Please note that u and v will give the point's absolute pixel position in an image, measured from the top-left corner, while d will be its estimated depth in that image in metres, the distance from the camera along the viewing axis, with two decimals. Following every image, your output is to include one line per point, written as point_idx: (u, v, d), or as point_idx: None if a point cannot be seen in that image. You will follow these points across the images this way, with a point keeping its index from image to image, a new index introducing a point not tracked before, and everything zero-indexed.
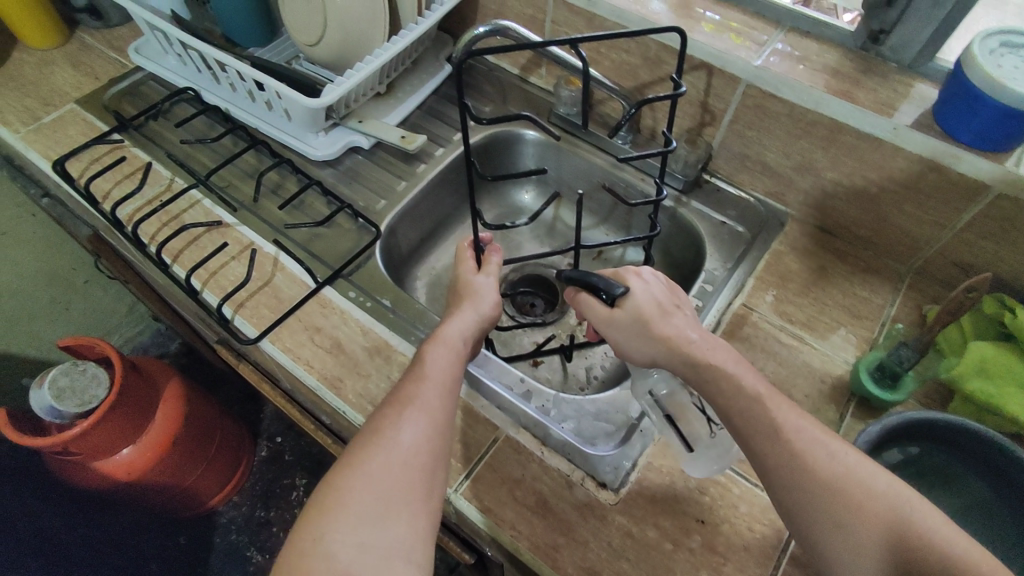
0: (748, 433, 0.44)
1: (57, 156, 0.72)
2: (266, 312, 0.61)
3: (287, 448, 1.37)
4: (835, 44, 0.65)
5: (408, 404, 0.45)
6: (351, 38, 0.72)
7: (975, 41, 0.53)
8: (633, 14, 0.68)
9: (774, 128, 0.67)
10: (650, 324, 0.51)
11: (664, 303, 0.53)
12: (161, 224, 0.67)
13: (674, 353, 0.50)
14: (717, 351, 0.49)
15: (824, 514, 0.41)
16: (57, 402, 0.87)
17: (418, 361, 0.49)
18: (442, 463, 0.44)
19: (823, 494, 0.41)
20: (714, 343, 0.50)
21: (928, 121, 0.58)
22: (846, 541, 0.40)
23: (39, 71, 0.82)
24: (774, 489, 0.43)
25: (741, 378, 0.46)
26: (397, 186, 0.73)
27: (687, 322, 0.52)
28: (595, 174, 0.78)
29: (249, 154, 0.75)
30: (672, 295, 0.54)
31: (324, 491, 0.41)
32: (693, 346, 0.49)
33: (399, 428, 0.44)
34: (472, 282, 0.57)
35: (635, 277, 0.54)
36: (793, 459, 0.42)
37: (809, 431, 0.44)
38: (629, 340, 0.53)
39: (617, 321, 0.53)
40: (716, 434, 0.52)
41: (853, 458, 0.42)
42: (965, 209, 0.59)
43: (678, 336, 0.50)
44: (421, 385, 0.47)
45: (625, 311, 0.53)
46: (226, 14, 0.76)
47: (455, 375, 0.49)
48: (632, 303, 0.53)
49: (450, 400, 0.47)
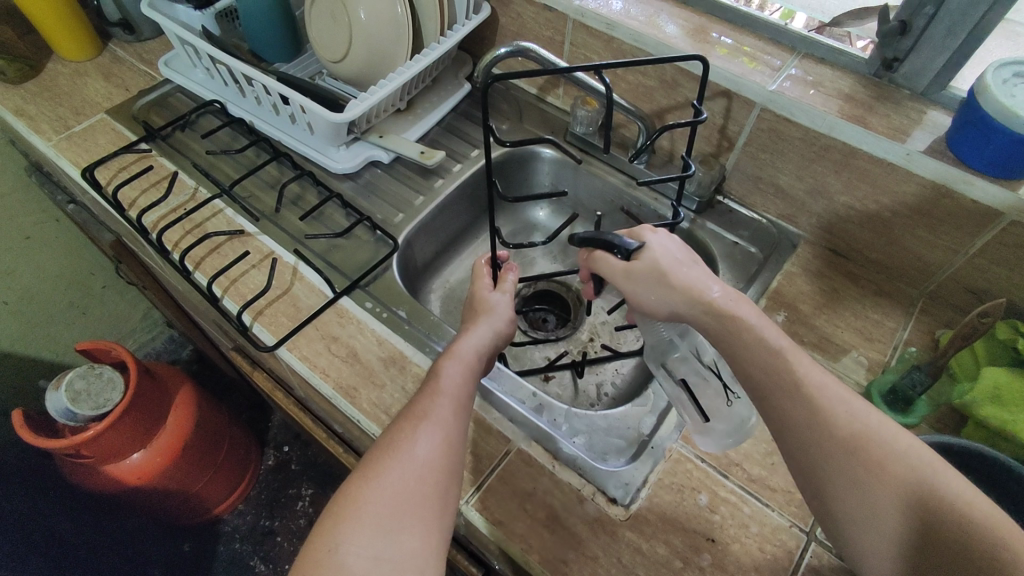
0: (770, 390, 0.44)
1: (86, 164, 0.74)
2: (284, 321, 0.63)
3: (294, 457, 1.38)
4: (849, 70, 0.67)
5: (423, 418, 0.46)
6: (374, 56, 0.74)
7: (989, 70, 0.54)
8: (650, 38, 0.69)
9: (788, 151, 0.68)
10: (669, 275, 0.51)
11: (681, 257, 0.53)
12: (185, 232, 0.69)
13: (693, 304, 0.50)
14: (739, 305, 0.48)
15: (839, 473, 0.41)
16: (73, 405, 0.88)
17: (434, 375, 0.50)
18: (455, 477, 0.45)
19: (840, 451, 0.41)
20: (733, 293, 0.49)
21: (941, 147, 0.59)
22: (863, 501, 0.40)
23: (71, 81, 0.84)
24: (792, 446, 0.43)
25: (764, 332, 0.47)
26: (415, 200, 0.75)
27: (704, 274, 0.51)
28: (610, 193, 0.79)
29: (271, 166, 0.77)
30: (687, 249, 0.54)
31: (340, 502, 0.42)
32: (711, 298, 0.49)
33: (414, 441, 0.44)
34: (487, 298, 0.57)
35: (651, 231, 0.54)
36: (811, 415, 0.42)
37: (831, 387, 0.43)
38: (649, 292, 0.52)
39: (636, 274, 0.53)
40: (731, 403, 0.55)
41: (871, 417, 0.42)
42: (979, 235, 0.59)
43: (695, 286, 0.50)
44: (437, 399, 0.47)
45: (643, 264, 0.52)
46: (254, 32, 0.79)
47: (469, 390, 0.49)
48: (650, 253, 0.53)
49: (463, 415, 0.48)
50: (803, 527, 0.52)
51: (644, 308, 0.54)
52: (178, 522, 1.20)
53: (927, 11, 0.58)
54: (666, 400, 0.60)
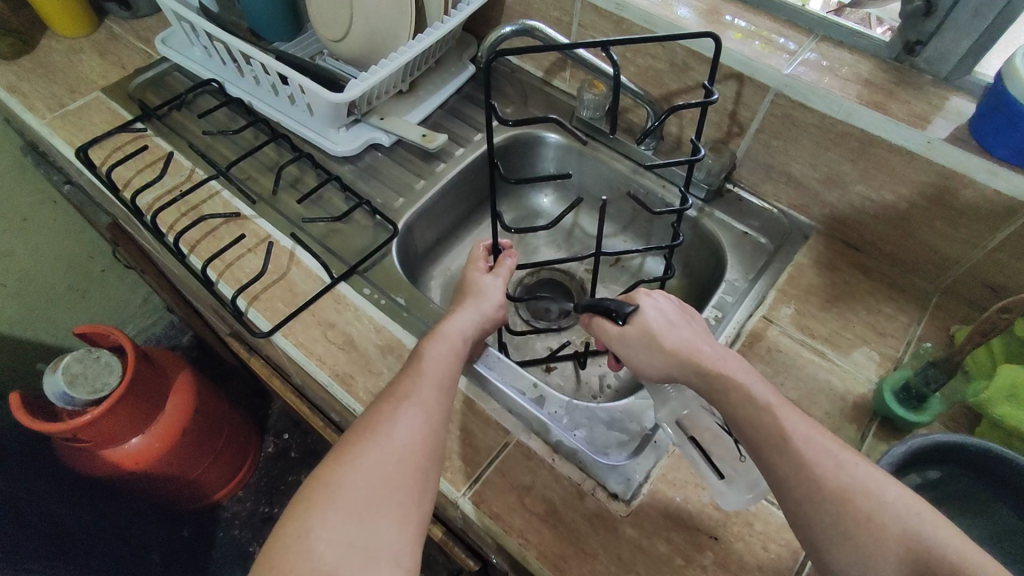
0: (759, 441, 0.42)
1: (81, 143, 0.73)
2: (280, 306, 0.61)
3: (293, 445, 1.37)
4: (869, 54, 0.64)
5: (403, 400, 0.45)
6: (376, 34, 0.71)
7: (1018, 54, 0.51)
8: (661, 19, 0.67)
9: (802, 138, 0.65)
10: (659, 339, 0.50)
11: (674, 320, 0.51)
12: (180, 214, 0.67)
13: (684, 366, 0.48)
14: (729, 361, 0.47)
15: (835, 534, 0.39)
16: (69, 389, 0.87)
17: (417, 356, 0.48)
18: (435, 463, 0.43)
19: (840, 514, 0.39)
20: (723, 352, 0.48)
21: (963, 135, 0.56)
22: (861, 566, 0.38)
23: (67, 59, 0.82)
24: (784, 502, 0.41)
25: (750, 387, 0.45)
26: (416, 185, 0.73)
27: (697, 335, 0.50)
28: (616, 180, 0.77)
29: (269, 147, 0.75)
30: (682, 314, 0.52)
31: (313, 485, 0.40)
32: (702, 356, 0.48)
33: (393, 424, 0.43)
34: (478, 281, 0.56)
35: (646, 294, 0.53)
36: (800, 472, 0.40)
37: (818, 439, 0.41)
38: (641, 357, 0.51)
39: (629, 340, 0.52)
40: (744, 462, 0.50)
41: (864, 472, 0.40)
42: (1000, 227, 0.57)
43: (684, 347, 0.49)
44: (418, 381, 0.46)
45: (635, 327, 0.51)
46: (252, 9, 0.76)
47: (453, 372, 0.48)
48: (642, 319, 0.51)
49: (446, 399, 0.46)
50: None
51: (640, 375, 0.52)
52: (175, 507, 1.19)
53: None
54: None
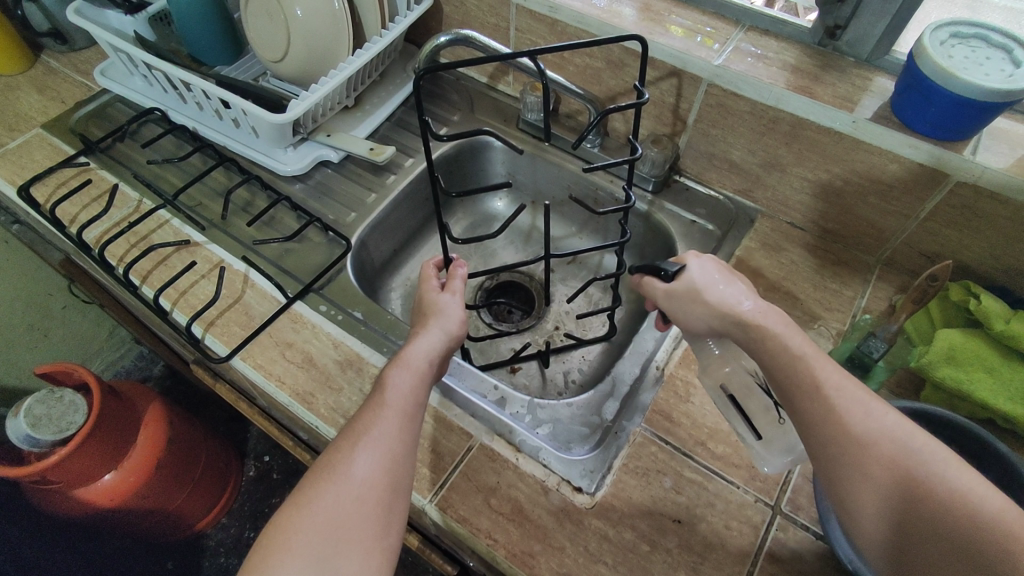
0: (788, 385, 0.43)
1: (22, 181, 0.72)
2: (236, 330, 0.61)
3: (275, 467, 1.36)
4: (795, 41, 0.66)
5: (364, 434, 0.44)
6: (314, 53, 0.72)
7: (927, 33, 0.54)
8: (594, 19, 0.68)
9: (737, 125, 0.67)
10: (706, 295, 0.49)
11: (720, 277, 0.50)
12: (130, 245, 0.67)
13: (727, 321, 0.47)
14: (772, 316, 0.46)
15: (847, 467, 0.39)
16: (33, 431, 0.85)
17: (380, 386, 0.48)
18: (399, 494, 0.43)
19: (859, 458, 0.39)
20: (767, 308, 0.47)
21: (886, 113, 0.59)
22: (876, 499, 0.38)
23: (3, 97, 0.81)
24: (805, 438, 0.42)
25: (787, 339, 0.44)
26: (368, 198, 0.73)
27: (741, 291, 0.49)
28: (566, 179, 0.78)
29: (217, 172, 0.75)
30: (728, 271, 0.51)
31: (273, 530, 0.41)
32: (745, 311, 0.47)
33: (353, 461, 0.43)
34: (437, 300, 0.55)
35: (693, 254, 0.52)
36: (828, 410, 0.40)
37: (850, 387, 0.41)
38: (684, 313, 0.50)
39: (675, 296, 0.51)
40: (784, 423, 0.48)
41: (892, 419, 0.40)
42: (928, 199, 0.59)
43: (725, 301, 0.48)
44: (378, 413, 0.45)
45: (682, 283, 0.50)
46: (191, 35, 0.76)
47: (417, 398, 0.48)
48: (690, 276, 0.50)
49: (410, 428, 0.46)
50: (767, 501, 0.52)
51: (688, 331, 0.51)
52: (162, 540, 1.17)
53: None
54: (627, 387, 0.61)
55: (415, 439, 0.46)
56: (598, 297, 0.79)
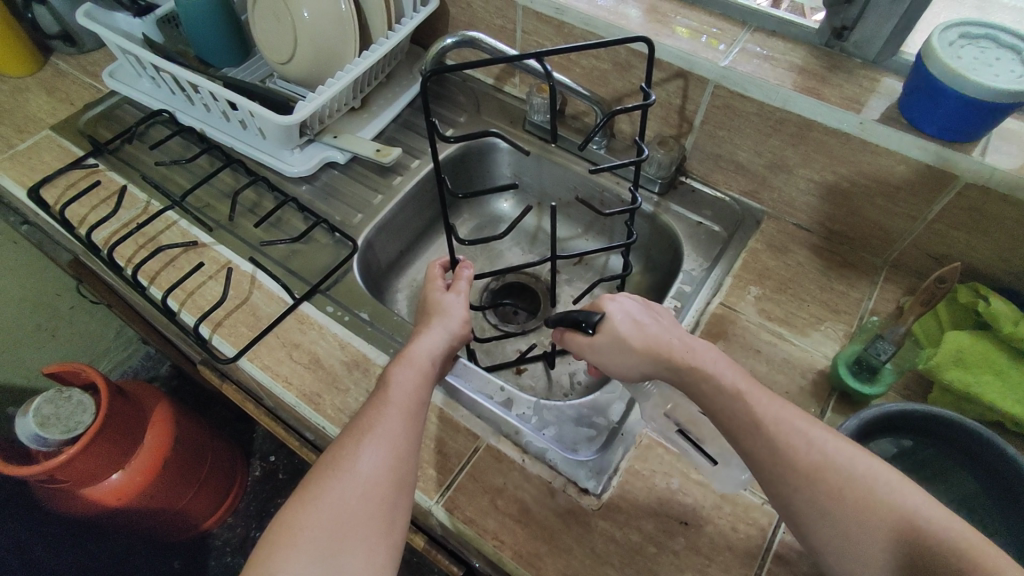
0: (732, 427, 0.44)
1: (32, 183, 0.72)
2: (243, 331, 0.61)
3: (280, 466, 1.36)
4: (801, 42, 0.66)
5: (368, 432, 0.44)
6: (321, 55, 0.72)
7: (935, 34, 0.53)
8: (600, 21, 0.68)
9: (743, 126, 0.67)
10: (628, 341, 0.50)
11: (640, 316, 0.52)
12: (138, 246, 0.67)
13: (657, 363, 0.49)
14: (695, 350, 0.48)
15: (799, 493, 0.41)
16: (41, 430, 0.86)
17: (384, 384, 0.48)
18: (403, 491, 0.43)
19: (810, 489, 0.40)
20: (689, 341, 0.49)
21: (894, 114, 0.58)
22: (834, 528, 0.39)
23: (13, 99, 0.82)
24: (757, 472, 0.43)
25: (723, 375, 0.46)
26: (374, 200, 0.74)
27: (664, 327, 0.51)
28: (572, 181, 0.78)
29: (225, 173, 0.75)
30: (646, 307, 0.53)
31: (278, 527, 0.41)
32: (671, 350, 0.48)
33: (357, 458, 0.43)
34: (441, 300, 0.55)
35: (610, 299, 0.53)
36: (766, 439, 0.42)
37: (787, 419, 0.43)
38: (616, 363, 0.52)
39: (602, 347, 0.52)
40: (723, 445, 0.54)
41: (831, 445, 0.41)
42: (936, 200, 0.59)
43: (653, 339, 0.49)
44: (382, 410, 0.46)
45: (605, 333, 0.52)
46: (199, 36, 0.76)
47: (421, 396, 0.48)
48: (610, 324, 0.51)
49: (414, 426, 0.46)
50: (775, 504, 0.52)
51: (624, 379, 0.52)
52: (169, 539, 1.18)
53: None
54: None
55: (419, 436, 0.46)
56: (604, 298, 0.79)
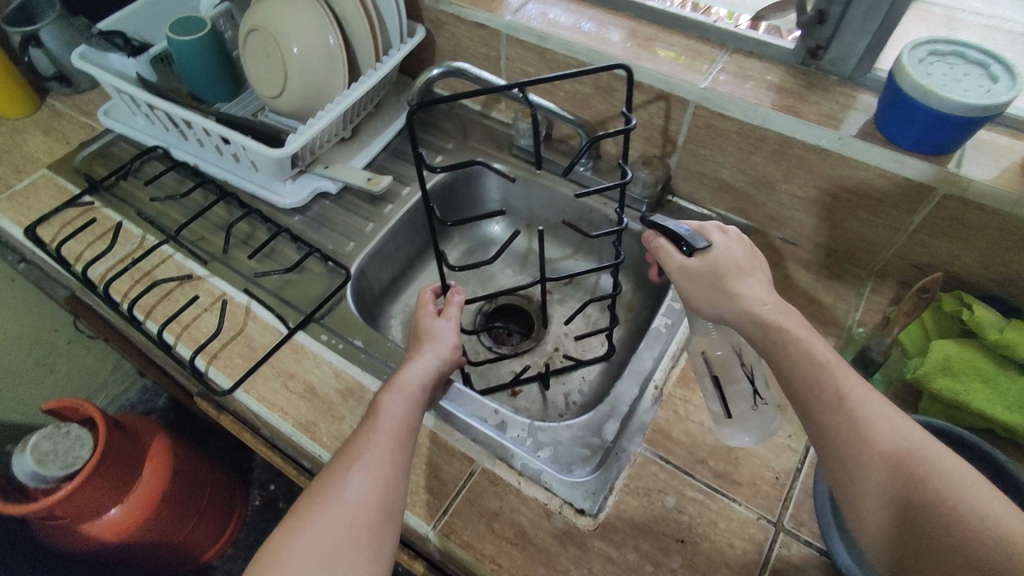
0: (809, 399, 0.43)
1: (29, 222, 0.73)
2: (239, 362, 0.62)
3: (281, 495, 1.35)
4: (778, 61, 0.68)
5: (356, 458, 0.45)
6: (311, 89, 0.74)
7: (905, 51, 0.55)
8: (582, 47, 0.70)
9: (725, 145, 0.69)
10: (728, 281, 0.48)
11: (743, 261, 0.49)
12: (133, 281, 0.68)
13: (741, 314, 0.47)
14: (789, 318, 0.46)
15: (869, 474, 0.40)
16: (40, 467, 0.86)
17: (373, 411, 0.48)
18: (392, 517, 0.44)
19: (885, 474, 0.39)
20: (788, 310, 0.47)
21: (871, 129, 0.60)
22: (901, 517, 0.39)
23: (10, 140, 0.83)
24: (824, 450, 0.42)
25: (811, 345, 0.44)
26: (366, 228, 0.75)
27: (765, 289, 0.48)
28: (561, 203, 0.80)
29: (219, 206, 0.76)
30: (752, 256, 0.50)
31: (265, 556, 0.41)
32: (763, 310, 0.46)
33: (345, 485, 0.43)
34: (431, 326, 0.56)
35: (720, 232, 0.51)
36: (839, 410, 0.42)
37: (874, 401, 0.42)
38: (696, 291, 0.50)
39: (692, 272, 0.49)
40: (757, 408, 0.55)
41: (918, 437, 0.40)
42: (916, 211, 0.60)
43: (750, 298, 0.47)
44: (371, 436, 0.46)
45: (703, 264, 0.49)
46: (192, 73, 0.78)
47: (410, 423, 0.48)
48: (714, 255, 0.49)
49: (402, 452, 0.46)
50: (770, 519, 0.52)
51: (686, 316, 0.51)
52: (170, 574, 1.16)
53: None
54: (627, 406, 0.61)
55: (407, 463, 0.47)
56: (596, 317, 0.79)
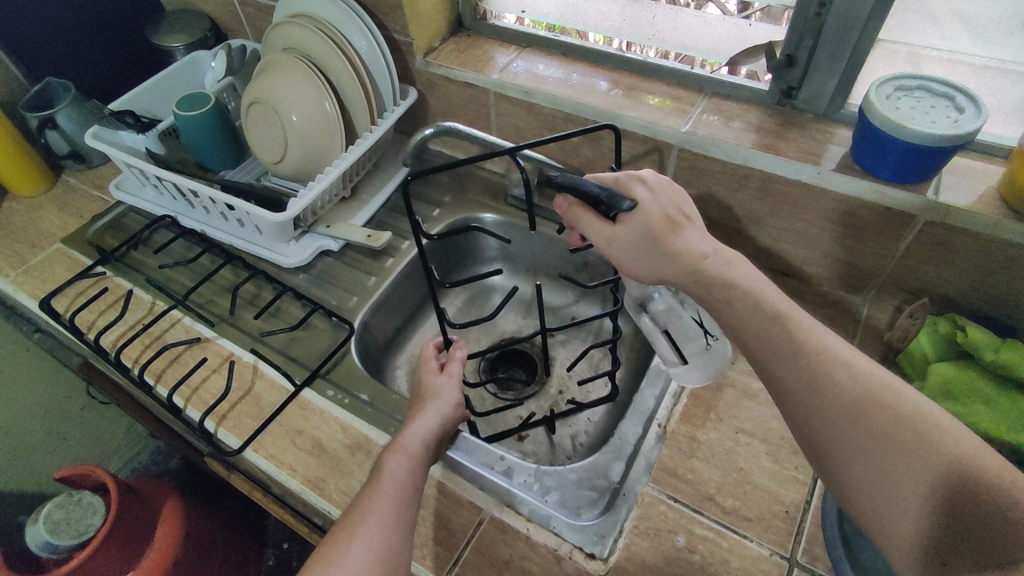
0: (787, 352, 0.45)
1: (44, 294, 0.76)
2: (248, 422, 0.63)
3: (295, 554, 1.32)
4: (755, 102, 0.71)
5: (359, 524, 0.45)
6: (308, 153, 0.77)
7: (871, 88, 0.58)
8: (566, 100, 0.74)
9: (712, 184, 0.71)
10: (661, 241, 0.51)
11: (671, 212, 0.52)
12: (144, 347, 0.70)
13: (687, 269, 0.51)
14: (732, 265, 0.50)
15: (843, 429, 0.41)
16: (52, 537, 0.91)
17: (376, 473, 0.49)
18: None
19: (858, 425, 0.41)
20: (729, 257, 0.50)
21: (849, 162, 0.62)
22: (878, 466, 0.40)
23: (27, 217, 0.87)
24: (802, 417, 0.44)
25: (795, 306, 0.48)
26: (368, 282, 0.77)
27: (699, 236, 0.52)
28: (557, 248, 0.82)
29: (225, 270, 0.79)
30: (677, 201, 0.53)
31: None
32: (706, 261, 0.50)
33: (347, 552, 0.43)
34: (434, 382, 0.57)
35: (640, 187, 0.53)
36: (816, 387, 0.43)
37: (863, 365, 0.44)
38: (634, 254, 0.53)
39: (624, 236, 0.53)
40: (712, 345, 0.61)
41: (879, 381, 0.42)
42: (902, 237, 0.62)
43: (690, 253, 0.51)
44: (373, 501, 0.47)
45: (632, 227, 0.52)
46: (199, 145, 0.82)
47: (413, 484, 0.49)
48: (640, 213, 0.52)
49: (406, 515, 0.47)
50: (783, 554, 0.51)
51: (626, 270, 0.55)
52: None
53: (807, 44, 0.63)
54: (631, 445, 0.62)
55: (412, 525, 0.47)
56: (598, 359, 0.80)
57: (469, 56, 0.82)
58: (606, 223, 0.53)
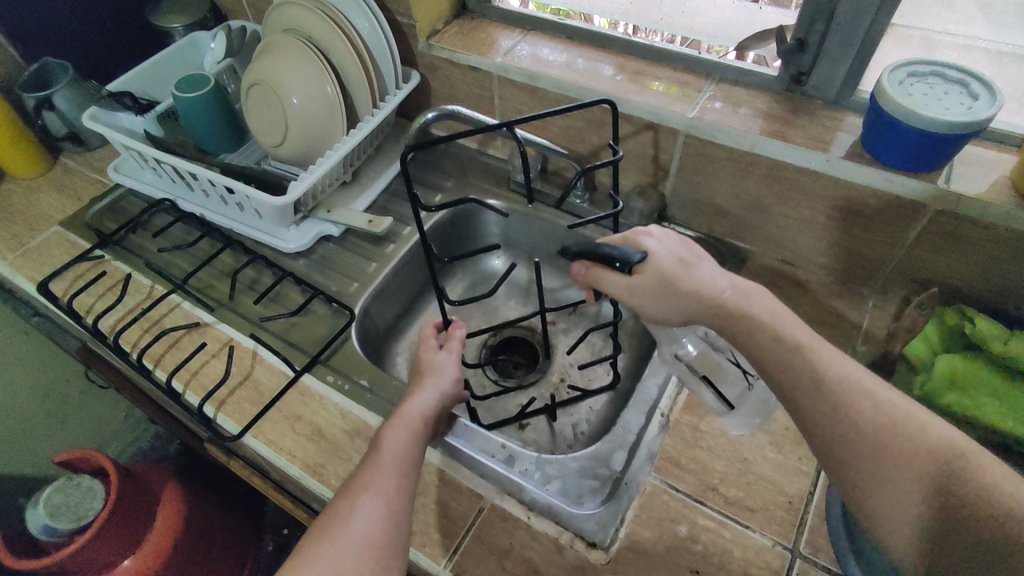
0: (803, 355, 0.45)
1: (42, 278, 0.75)
2: (247, 408, 0.62)
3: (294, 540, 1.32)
4: (764, 88, 0.69)
5: (361, 492, 0.45)
6: (309, 136, 0.76)
7: (885, 74, 0.56)
8: (571, 84, 0.72)
9: (718, 172, 0.70)
10: (676, 284, 0.50)
11: (683, 256, 0.52)
12: (142, 331, 0.69)
13: (704, 304, 0.50)
14: (752, 300, 0.49)
15: (854, 428, 0.42)
16: (52, 521, 0.93)
17: (376, 443, 0.49)
18: (395, 559, 0.43)
19: (870, 422, 0.41)
20: (748, 291, 0.49)
21: (859, 149, 0.61)
22: (887, 463, 0.40)
23: (25, 199, 0.86)
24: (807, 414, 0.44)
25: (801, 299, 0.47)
26: (368, 268, 0.76)
27: (713, 272, 0.51)
28: (560, 235, 0.81)
29: (225, 254, 0.78)
30: (687, 247, 0.53)
31: None
32: (723, 297, 0.49)
33: (351, 517, 0.43)
34: (433, 359, 0.57)
35: (648, 238, 0.53)
36: (831, 386, 0.43)
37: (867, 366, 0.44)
38: (655, 302, 0.52)
39: (643, 287, 0.52)
40: (753, 386, 0.58)
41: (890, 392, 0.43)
42: (911, 226, 0.61)
43: (706, 279, 0.50)
44: (375, 469, 0.46)
45: (647, 275, 0.51)
46: (198, 126, 0.81)
47: (413, 455, 0.49)
48: (654, 263, 0.51)
49: (407, 484, 0.47)
50: (786, 545, 0.51)
51: (646, 315, 0.54)
52: None
53: (819, 28, 0.62)
54: (634, 433, 0.61)
55: (412, 493, 0.47)
56: (600, 347, 0.79)
57: (472, 39, 0.81)
58: (621, 276, 0.52)
